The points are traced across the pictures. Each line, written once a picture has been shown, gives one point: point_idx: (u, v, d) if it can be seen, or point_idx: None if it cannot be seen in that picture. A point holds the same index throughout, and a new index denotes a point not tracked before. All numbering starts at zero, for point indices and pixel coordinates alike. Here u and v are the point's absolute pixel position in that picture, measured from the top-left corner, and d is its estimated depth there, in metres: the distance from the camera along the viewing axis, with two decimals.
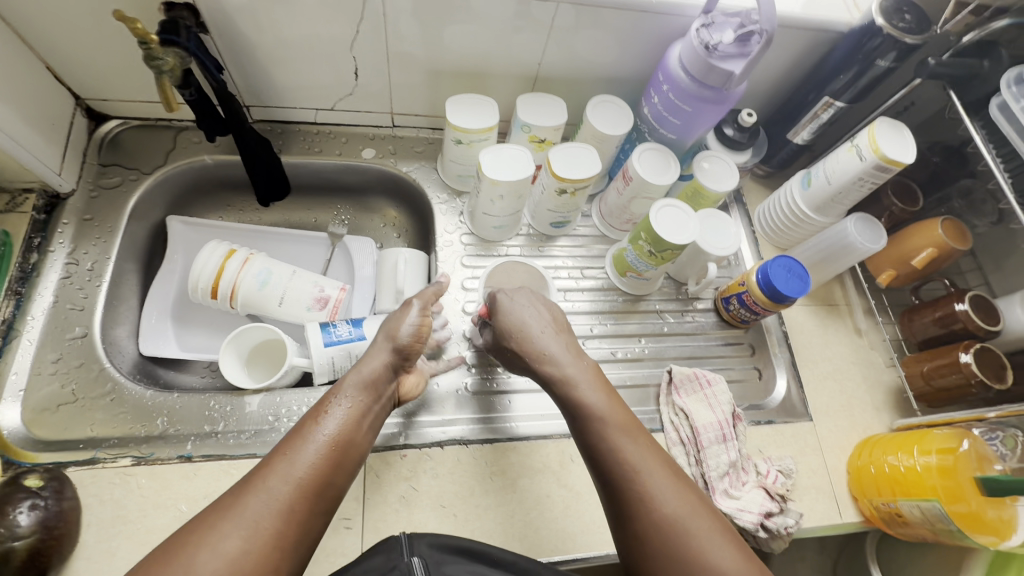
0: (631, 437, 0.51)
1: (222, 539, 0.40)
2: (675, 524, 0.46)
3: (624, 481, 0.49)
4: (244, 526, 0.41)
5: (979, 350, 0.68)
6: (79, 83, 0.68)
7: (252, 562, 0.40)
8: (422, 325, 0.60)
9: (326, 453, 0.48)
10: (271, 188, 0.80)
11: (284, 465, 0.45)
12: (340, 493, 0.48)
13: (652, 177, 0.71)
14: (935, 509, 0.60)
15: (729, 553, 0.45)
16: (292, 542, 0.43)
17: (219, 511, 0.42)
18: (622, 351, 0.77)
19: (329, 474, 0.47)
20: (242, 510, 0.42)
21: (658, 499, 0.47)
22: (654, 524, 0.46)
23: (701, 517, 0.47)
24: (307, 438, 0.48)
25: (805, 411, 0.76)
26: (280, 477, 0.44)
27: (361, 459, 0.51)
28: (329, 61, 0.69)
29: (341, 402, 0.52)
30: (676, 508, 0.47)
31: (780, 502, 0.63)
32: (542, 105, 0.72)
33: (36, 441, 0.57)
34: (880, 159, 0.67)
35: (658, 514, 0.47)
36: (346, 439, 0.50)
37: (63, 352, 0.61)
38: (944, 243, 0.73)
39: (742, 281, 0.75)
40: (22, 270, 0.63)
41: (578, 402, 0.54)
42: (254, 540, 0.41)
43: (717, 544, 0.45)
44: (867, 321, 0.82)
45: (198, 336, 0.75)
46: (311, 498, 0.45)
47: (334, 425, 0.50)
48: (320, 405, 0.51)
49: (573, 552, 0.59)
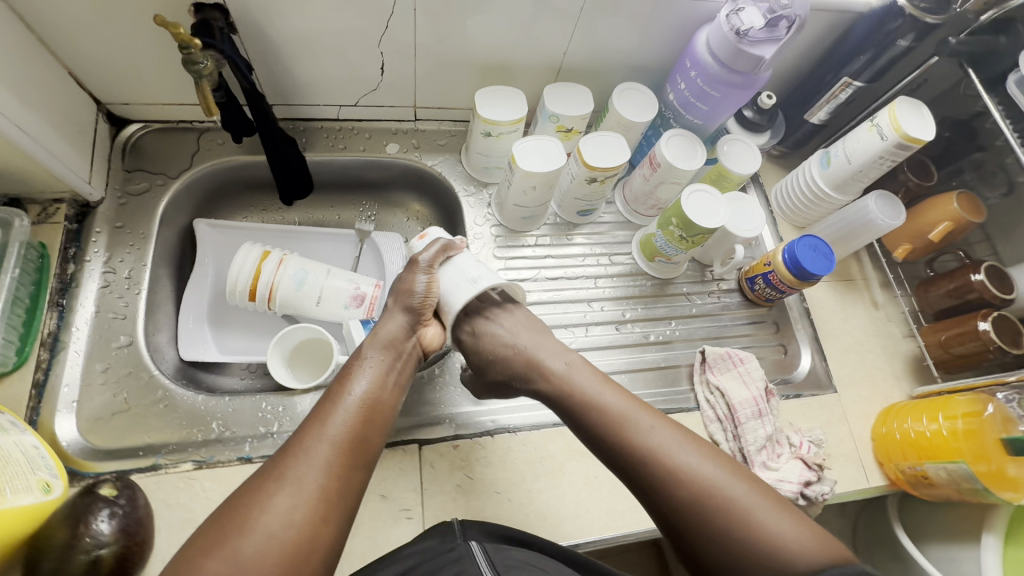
0: (645, 419, 0.54)
1: (275, 497, 0.44)
2: (707, 487, 0.49)
3: (647, 463, 0.52)
4: (290, 484, 0.45)
5: (998, 318, 0.71)
6: (102, 88, 0.67)
7: (303, 514, 0.44)
8: (431, 284, 0.62)
9: (357, 414, 0.52)
10: (297, 187, 0.79)
11: (321, 428, 0.49)
12: (376, 449, 0.52)
13: (679, 163, 0.71)
14: (962, 469, 0.64)
15: (762, 503, 0.48)
16: (337, 495, 0.47)
17: (268, 475, 0.46)
18: (654, 334, 0.79)
19: (363, 432, 0.51)
20: (288, 471, 0.46)
21: (685, 467, 0.51)
22: (687, 495, 0.50)
23: (729, 476, 0.50)
24: (338, 403, 0.52)
25: (830, 383, 0.79)
26: (318, 440, 0.48)
27: (391, 417, 0.55)
28: (357, 56, 0.69)
29: (364, 367, 0.56)
30: (703, 470, 0.50)
31: (818, 471, 0.66)
32: (569, 94, 0.73)
33: (95, 450, 0.57)
34: (901, 137, 0.69)
35: (690, 482, 0.50)
36: (373, 401, 0.54)
37: (111, 362, 0.61)
38: (960, 216, 0.76)
39: (767, 261, 0.77)
40: (61, 281, 0.62)
41: (588, 404, 0.57)
42: (299, 495, 0.45)
43: (751, 497, 0.49)
44: (884, 294, 0.85)
45: (236, 339, 0.75)
46: (349, 455, 0.49)
47: (361, 388, 0.54)
48: (346, 374, 0.55)
49: (576, 537, 0.61)
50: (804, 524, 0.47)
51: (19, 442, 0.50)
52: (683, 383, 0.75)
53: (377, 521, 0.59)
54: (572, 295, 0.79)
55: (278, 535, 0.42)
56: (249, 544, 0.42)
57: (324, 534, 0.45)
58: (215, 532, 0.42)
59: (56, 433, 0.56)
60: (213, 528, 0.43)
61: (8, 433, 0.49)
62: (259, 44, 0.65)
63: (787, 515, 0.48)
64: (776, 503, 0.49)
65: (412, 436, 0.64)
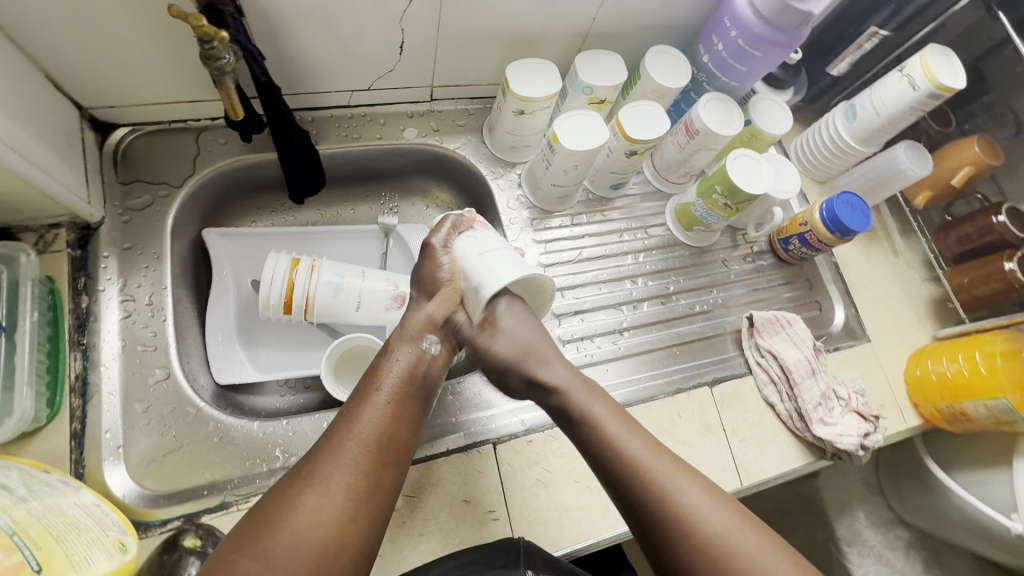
0: (660, 463, 0.49)
1: (303, 496, 0.41)
2: (723, 549, 0.45)
3: (660, 512, 0.47)
4: (320, 482, 0.42)
5: (1022, 258, 0.74)
6: (86, 93, 0.59)
7: (333, 513, 0.41)
8: (452, 265, 0.56)
9: (387, 409, 0.48)
10: (310, 183, 0.73)
11: (348, 425, 0.46)
12: (409, 446, 0.48)
13: (718, 129, 0.68)
14: (1002, 404, 0.67)
15: (780, 564, 0.45)
16: (368, 494, 0.43)
17: (301, 470, 0.43)
18: (698, 304, 0.79)
19: (393, 429, 0.47)
20: (317, 469, 0.42)
21: (701, 521, 0.46)
22: (700, 555, 0.45)
23: (748, 534, 0.46)
24: (368, 398, 0.48)
25: (863, 332, 0.80)
26: (346, 437, 0.45)
27: (426, 412, 0.51)
28: (374, 36, 0.63)
29: (392, 360, 0.52)
30: (721, 528, 0.46)
31: (873, 422, 0.70)
32: (600, 62, 0.69)
33: (153, 496, 0.53)
34: (934, 87, 0.69)
35: (704, 540, 0.45)
36: (402, 396, 0.49)
37: (151, 399, 0.57)
38: (981, 160, 0.79)
39: (803, 221, 0.77)
40: (77, 316, 0.57)
41: (598, 440, 0.52)
42: (330, 493, 0.41)
43: (769, 559, 0.45)
44: (905, 242, 0.88)
45: (270, 355, 0.70)
46: (380, 451, 0.45)
47: (391, 382, 0.50)
48: (374, 368, 0.51)
49: (563, 546, 0.58)
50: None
51: (80, 503, 0.45)
52: (731, 350, 0.76)
53: (464, 526, 0.57)
54: (613, 273, 0.78)
55: (306, 535, 0.39)
56: (278, 546, 0.39)
57: (355, 535, 0.41)
58: (248, 531, 0.40)
59: (108, 484, 0.53)
60: (246, 527, 0.40)
61: (65, 494, 0.45)
62: (263, 27, 0.58)
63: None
64: (793, 562, 0.45)
65: (484, 437, 0.63)
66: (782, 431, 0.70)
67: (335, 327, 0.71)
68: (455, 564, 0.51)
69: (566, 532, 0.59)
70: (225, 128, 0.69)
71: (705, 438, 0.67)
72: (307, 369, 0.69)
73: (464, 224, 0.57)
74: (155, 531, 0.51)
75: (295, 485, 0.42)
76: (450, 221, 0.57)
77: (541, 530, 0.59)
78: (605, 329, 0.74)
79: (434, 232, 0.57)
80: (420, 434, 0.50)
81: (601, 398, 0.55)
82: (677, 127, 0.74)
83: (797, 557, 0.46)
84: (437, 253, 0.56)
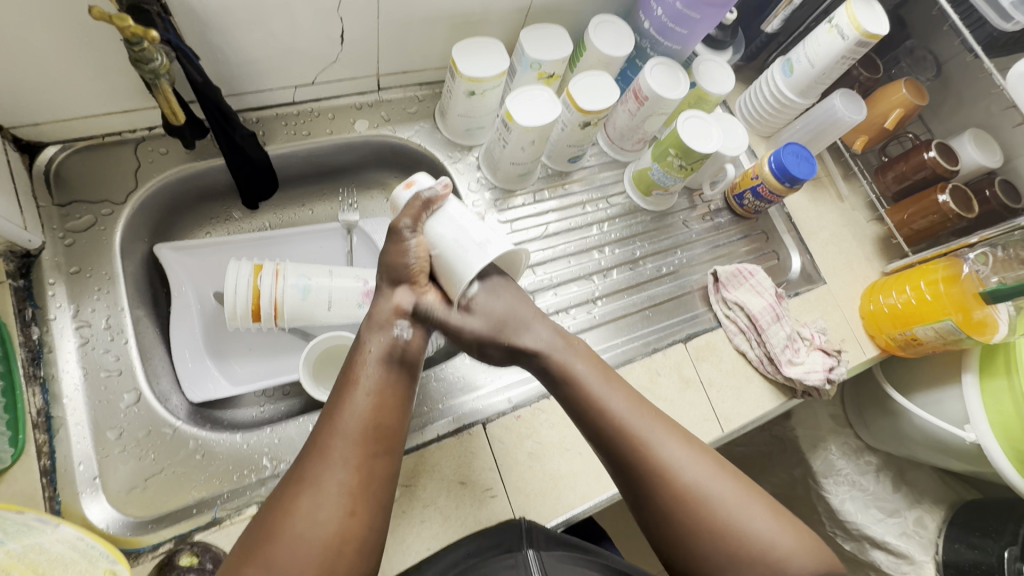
0: (642, 418, 0.50)
1: (299, 498, 0.41)
2: (701, 497, 0.46)
3: (643, 461, 0.48)
4: (312, 484, 0.41)
5: (952, 189, 0.79)
6: (8, 113, 0.55)
7: (330, 510, 0.40)
8: (422, 248, 0.52)
9: (369, 402, 0.46)
10: (261, 188, 0.71)
11: (331, 424, 0.44)
12: (398, 431, 0.47)
13: (665, 92, 0.70)
14: (948, 325, 0.71)
15: (755, 509, 0.46)
16: (361, 487, 0.42)
17: (294, 477, 0.42)
18: (665, 265, 0.81)
19: (377, 416, 0.46)
20: (307, 472, 0.42)
21: (678, 467, 0.47)
22: (673, 501, 0.46)
23: (722, 480, 0.47)
24: (347, 393, 0.46)
25: (819, 276, 0.85)
26: (331, 436, 0.44)
27: (410, 397, 0.49)
28: (314, 29, 0.61)
29: (363, 351, 0.49)
30: (698, 475, 0.47)
31: (836, 356, 0.74)
32: (545, 36, 0.69)
33: (138, 523, 0.52)
34: (861, 35, 0.72)
35: (683, 485, 0.46)
36: (382, 385, 0.47)
37: (124, 425, 0.56)
38: (909, 102, 0.83)
39: (754, 175, 0.80)
40: (30, 349, 0.54)
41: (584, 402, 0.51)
42: (325, 493, 0.41)
43: (741, 504, 0.46)
44: (848, 187, 0.92)
45: (243, 366, 0.68)
46: (367, 444, 0.44)
47: (369, 374, 0.48)
48: (349, 361, 0.49)
49: (560, 513, 0.60)
50: (794, 531, 0.46)
51: (62, 538, 0.43)
52: (700, 306, 0.78)
53: (464, 507, 0.58)
54: (580, 245, 0.79)
55: (307, 536, 0.39)
56: (281, 551, 0.39)
57: (355, 526, 0.41)
58: (253, 539, 0.40)
59: (88, 517, 0.51)
60: (252, 538, 0.40)
61: (44, 531, 0.42)
62: (195, 28, 0.55)
63: (779, 520, 0.46)
64: (768, 508, 0.47)
65: (474, 419, 0.63)
66: (754, 376, 0.73)
67: (308, 329, 0.70)
68: (459, 553, 0.51)
69: (563, 499, 0.60)
70: (164, 137, 0.66)
71: (685, 391, 0.70)
72: (284, 376, 0.68)
73: (432, 203, 0.52)
74: (146, 557, 0.50)
75: (290, 493, 0.41)
76: (419, 201, 0.52)
77: (539, 500, 0.60)
78: (579, 300, 0.76)
79: (402, 214, 0.52)
80: (406, 420, 0.48)
81: (588, 358, 0.54)
82: (627, 96, 0.75)
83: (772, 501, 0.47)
84: (406, 237, 0.52)
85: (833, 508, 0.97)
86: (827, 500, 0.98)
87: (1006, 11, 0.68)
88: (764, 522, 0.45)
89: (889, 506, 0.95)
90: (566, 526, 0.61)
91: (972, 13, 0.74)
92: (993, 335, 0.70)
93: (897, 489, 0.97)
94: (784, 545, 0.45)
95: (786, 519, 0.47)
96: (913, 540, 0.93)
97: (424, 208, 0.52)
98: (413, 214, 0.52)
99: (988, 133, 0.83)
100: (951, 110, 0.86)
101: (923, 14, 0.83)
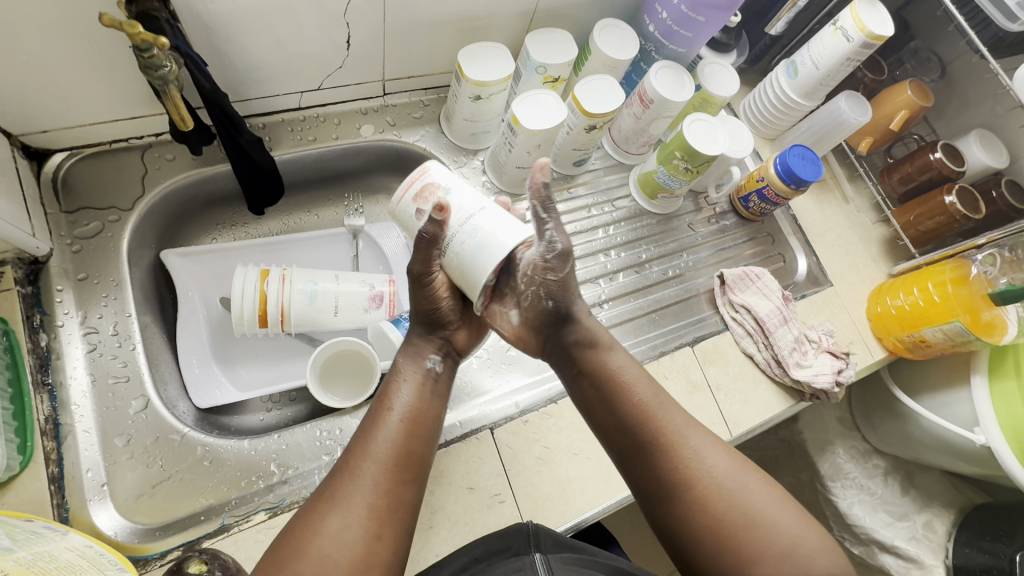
0: (670, 409, 0.49)
1: (327, 518, 0.40)
2: (725, 491, 0.45)
3: (670, 452, 0.47)
4: (341, 505, 0.41)
5: (959, 190, 0.79)
6: (17, 120, 0.55)
7: (358, 531, 0.40)
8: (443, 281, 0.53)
9: (401, 426, 0.46)
10: (266, 193, 0.71)
11: (364, 445, 0.44)
12: (427, 459, 0.46)
13: (671, 95, 0.70)
14: (957, 327, 0.70)
15: (782, 508, 0.45)
16: (390, 511, 0.42)
17: (324, 496, 0.42)
18: (671, 268, 0.81)
19: (410, 444, 0.45)
20: (337, 492, 0.41)
21: (703, 461, 0.47)
22: (696, 496, 0.45)
23: (746, 476, 0.46)
24: (380, 417, 0.47)
25: (826, 278, 0.84)
26: (361, 457, 0.43)
27: (438, 426, 0.49)
28: (320, 34, 0.61)
29: (400, 378, 0.50)
30: (723, 468, 0.46)
31: (844, 358, 0.73)
32: (551, 40, 0.69)
33: (146, 530, 0.52)
34: (867, 37, 0.72)
35: (707, 478, 0.46)
36: (414, 412, 0.48)
37: (132, 431, 0.56)
38: (914, 103, 0.83)
39: (759, 177, 0.80)
40: (38, 355, 0.54)
41: (605, 384, 0.51)
42: (353, 513, 0.40)
43: (769, 503, 0.45)
44: (853, 188, 0.92)
45: (249, 372, 0.68)
46: (397, 469, 0.44)
47: (402, 400, 0.48)
48: (383, 387, 0.50)
49: (569, 518, 0.59)
50: (819, 532, 0.45)
51: (72, 546, 0.42)
52: (706, 310, 0.78)
53: (472, 512, 0.58)
54: (586, 248, 0.79)
55: (333, 556, 0.38)
56: (307, 567, 0.37)
57: (382, 551, 0.40)
58: (278, 554, 0.39)
59: (96, 524, 0.51)
60: (278, 552, 0.39)
61: (53, 539, 0.42)
62: (202, 35, 0.56)
63: (804, 518, 0.45)
64: (794, 505, 0.46)
65: (481, 424, 0.63)
66: (762, 379, 0.73)
67: (314, 334, 0.70)
68: (468, 558, 0.50)
69: (572, 504, 0.60)
70: (171, 144, 0.66)
71: (692, 395, 0.70)
72: (290, 381, 0.68)
73: (436, 236, 0.49)
74: (155, 564, 0.49)
75: (319, 512, 0.41)
76: (424, 240, 0.49)
77: (548, 505, 0.59)
78: (585, 303, 0.75)
79: (415, 260, 0.51)
80: (435, 448, 0.48)
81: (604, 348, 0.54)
82: (632, 99, 0.75)
83: (796, 501, 0.46)
84: (425, 278, 0.51)
85: (841, 512, 0.97)
86: (835, 504, 0.98)
87: (1011, 11, 0.68)
88: (791, 523, 0.44)
89: (898, 509, 0.95)
90: (575, 531, 0.60)
91: (977, 14, 0.74)
92: (1002, 336, 0.70)
93: (905, 492, 0.96)
94: (809, 537, 0.44)
95: (809, 517, 0.46)
96: (922, 544, 0.92)
97: (431, 245, 0.49)
98: (425, 256, 0.50)
99: (993, 134, 0.83)
100: (956, 111, 0.86)
101: (927, 16, 0.83)
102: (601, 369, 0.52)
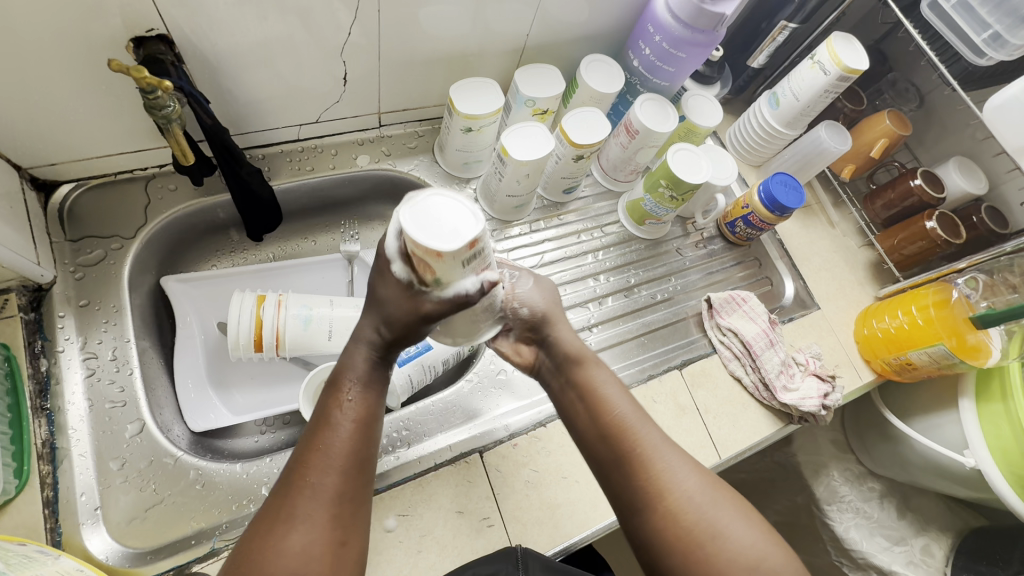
0: (644, 420, 0.48)
1: (287, 536, 0.38)
2: (690, 506, 0.43)
3: (638, 461, 0.45)
4: (302, 520, 0.38)
5: (940, 216, 0.81)
6: (27, 154, 0.58)
7: (323, 542, 0.38)
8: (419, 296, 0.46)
9: (359, 426, 0.43)
10: (264, 221, 0.73)
11: (317, 452, 0.41)
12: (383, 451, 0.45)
13: (655, 125, 0.72)
14: (941, 351, 0.71)
15: (745, 522, 0.43)
16: (353, 516, 0.40)
17: (275, 512, 0.39)
18: (660, 291, 0.83)
19: (367, 441, 0.43)
20: (295, 507, 0.39)
21: (671, 472, 0.45)
22: (662, 504, 0.44)
23: (714, 492, 0.44)
24: (333, 416, 0.43)
25: (813, 301, 0.86)
26: (319, 466, 0.40)
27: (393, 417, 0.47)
28: (317, 71, 0.64)
29: (351, 370, 0.45)
30: (689, 483, 0.44)
31: (830, 382, 0.74)
32: (538, 75, 0.72)
33: (137, 554, 0.52)
34: (842, 70, 0.75)
35: (673, 489, 0.44)
36: (371, 408, 0.44)
37: (126, 455, 0.57)
38: (893, 132, 0.85)
39: (745, 204, 0.82)
40: (38, 380, 0.56)
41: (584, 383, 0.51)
42: (316, 525, 0.38)
43: (732, 517, 0.43)
44: (839, 214, 0.94)
45: (244, 395, 0.69)
46: (356, 471, 0.41)
47: (357, 395, 0.44)
48: (331, 381, 0.45)
49: (558, 542, 0.60)
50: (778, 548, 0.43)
51: (64, 570, 0.43)
52: (694, 333, 0.80)
53: (461, 537, 0.58)
54: (576, 273, 0.81)
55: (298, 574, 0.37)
56: None
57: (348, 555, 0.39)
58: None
59: (89, 548, 0.52)
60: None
61: (45, 563, 0.43)
62: (205, 73, 0.59)
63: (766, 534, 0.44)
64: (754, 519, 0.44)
65: (471, 448, 0.64)
66: (750, 402, 0.74)
67: (309, 358, 0.71)
68: None
69: (561, 528, 0.60)
70: (174, 174, 0.69)
71: (681, 418, 0.70)
72: (285, 405, 0.69)
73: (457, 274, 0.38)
74: None
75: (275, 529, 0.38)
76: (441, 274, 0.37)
77: (537, 529, 0.60)
78: (575, 327, 0.77)
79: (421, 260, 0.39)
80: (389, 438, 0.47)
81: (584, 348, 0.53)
82: (619, 129, 0.78)
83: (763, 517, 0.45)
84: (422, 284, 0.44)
85: (837, 536, 0.96)
86: (831, 528, 0.97)
87: (979, 48, 0.70)
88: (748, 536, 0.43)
89: (895, 534, 0.94)
90: (564, 554, 0.61)
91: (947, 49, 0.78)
92: (986, 360, 0.71)
93: (902, 516, 0.96)
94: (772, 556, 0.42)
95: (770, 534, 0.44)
96: (920, 569, 0.91)
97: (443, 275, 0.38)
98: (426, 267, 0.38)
99: (972, 161, 0.85)
100: (935, 139, 0.89)
101: (902, 49, 0.86)
102: (589, 368, 0.51)
